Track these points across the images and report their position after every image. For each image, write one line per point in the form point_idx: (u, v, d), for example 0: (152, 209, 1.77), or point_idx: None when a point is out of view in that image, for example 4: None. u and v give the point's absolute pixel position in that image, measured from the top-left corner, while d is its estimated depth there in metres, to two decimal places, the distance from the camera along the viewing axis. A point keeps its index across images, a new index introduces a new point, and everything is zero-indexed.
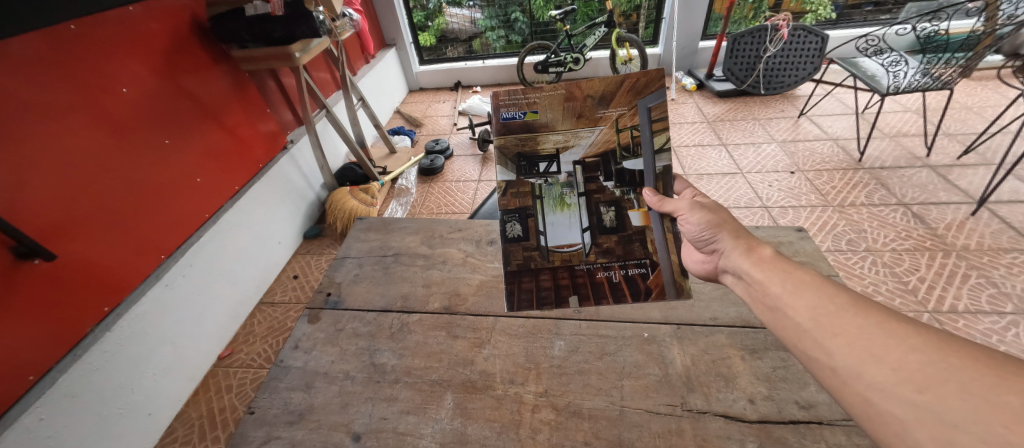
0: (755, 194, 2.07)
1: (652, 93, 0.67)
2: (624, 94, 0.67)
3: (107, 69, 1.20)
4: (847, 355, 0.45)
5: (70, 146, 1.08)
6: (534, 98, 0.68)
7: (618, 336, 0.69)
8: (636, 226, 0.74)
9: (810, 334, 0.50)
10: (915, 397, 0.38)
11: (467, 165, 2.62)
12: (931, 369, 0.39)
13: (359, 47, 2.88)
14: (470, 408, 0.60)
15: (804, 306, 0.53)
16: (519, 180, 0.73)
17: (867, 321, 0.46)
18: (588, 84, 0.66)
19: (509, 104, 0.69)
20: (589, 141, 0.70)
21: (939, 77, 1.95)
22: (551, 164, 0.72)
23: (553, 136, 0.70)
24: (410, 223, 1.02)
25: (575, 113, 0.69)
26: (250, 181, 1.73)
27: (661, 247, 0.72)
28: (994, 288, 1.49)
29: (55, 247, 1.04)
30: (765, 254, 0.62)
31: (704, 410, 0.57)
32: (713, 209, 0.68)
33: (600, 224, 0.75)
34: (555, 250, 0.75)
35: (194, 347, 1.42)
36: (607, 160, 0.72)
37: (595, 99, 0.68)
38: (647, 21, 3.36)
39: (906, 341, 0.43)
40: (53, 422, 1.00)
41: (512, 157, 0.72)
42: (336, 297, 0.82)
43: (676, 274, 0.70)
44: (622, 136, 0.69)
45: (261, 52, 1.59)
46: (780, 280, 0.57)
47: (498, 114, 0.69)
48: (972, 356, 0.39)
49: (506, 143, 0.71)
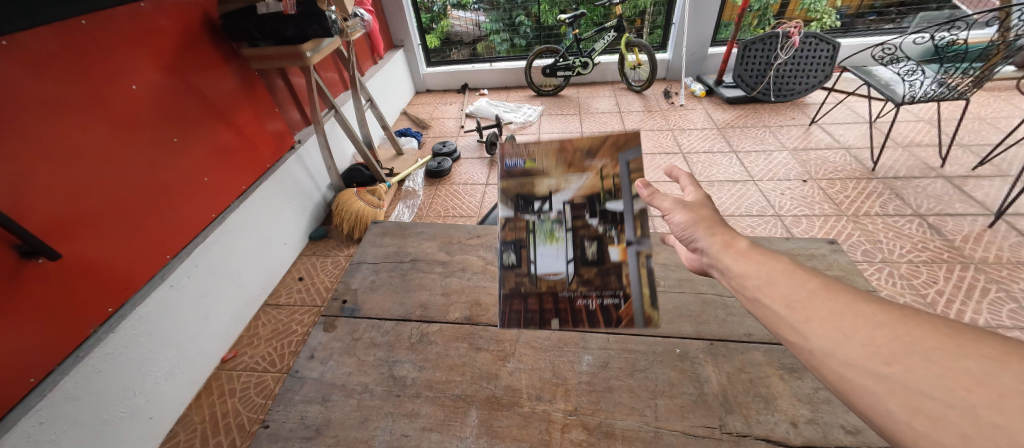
0: (767, 202, 2.04)
1: (631, 148, 0.64)
2: (608, 148, 0.64)
3: (117, 65, 1.18)
4: (821, 335, 0.42)
5: (78, 144, 1.06)
6: (531, 150, 0.66)
7: (649, 352, 0.67)
8: (614, 260, 0.65)
9: (786, 320, 0.46)
10: (883, 370, 0.37)
11: (474, 168, 2.59)
12: (895, 342, 0.38)
13: (369, 48, 2.87)
14: (497, 426, 0.57)
15: (777, 291, 0.48)
16: (517, 217, 0.68)
17: (839, 304, 0.43)
18: (577, 140, 0.64)
19: (512, 153, 0.67)
20: (578, 184, 0.66)
21: (955, 87, 1.89)
22: (543, 203, 0.67)
23: (545, 180, 0.67)
24: (428, 228, 1.00)
25: (566, 162, 0.65)
26: (257, 181, 1.71)
27: (634, 276, 0.64)
28: (1015, 302, 1.46)
29: (59, 247, 1.01)
30: (741, 247, 0.55)
31: (744, 433, 0.54)
32: (697, 206, 0.61)
33: (583, 256, 0.66)
34: (544, 277, 0.67)
35: (198, 350, 1.39)
36: (593, 201, 0.66)
37: (583, 152, 0.65)
38: (652, 26, 3.36)
39: (872, 319, 0.41)
40: (52, 425, 0.97)
41: (511, 197, 0.68)
42: (352, 305, 0.80)
43: (643, 300, 0.63)
44: (608, 176, 0.65)
45: (271, 51, 1.58)
46: (756, 270, 0.51)
47: (502, 160, 0.68)
48: (929, 325, 0.38)
49: (508, 186, 0.68)
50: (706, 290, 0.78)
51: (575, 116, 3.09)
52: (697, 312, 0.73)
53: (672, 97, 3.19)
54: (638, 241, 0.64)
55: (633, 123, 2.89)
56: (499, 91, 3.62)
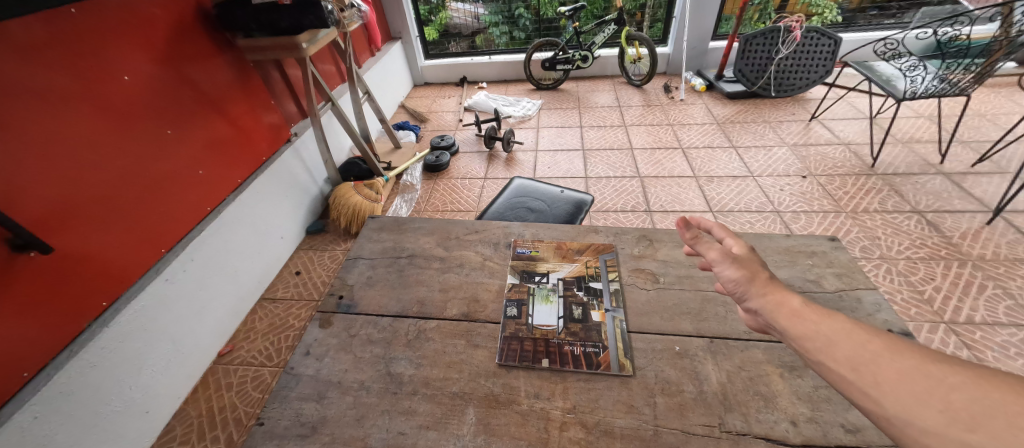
0: (766, 198, 2.04)
1: (606, 253, 0.88)
2: (590, 251, 0.89)
3: (109, 56, 1.15)
4: (895, 401, 0.39)
5: (70, 135, 1.04)
6: (536, 245, 0.91)
7: (648, 349, 0.66)
8: (594, 320, 0.72)
9: (852, 383, 0.42)
10: (968, 438, 0.33)
11: (473, 162, 2.58)
12: (976, 407, 0.35)
13: (366, 40, 2.83)
14: (493, 424, 0.57)
15: (839, 351, 0.45)
16: (520, 283, 0.80)
17: (905, 364, 0.40)
18: (569, 243, 0.92)
19: (524, 244, 0.91)
20: (569, 268, 0.84)
21: (956, 84, 1.88)
22: (542, 276, 0.82)
23: (545, 264, 0.85)
24: (426, 223, 0.99)
25: (561, 254, 0.88)
26: (253, 175, 1.69)
27: (612, 335, 0.69)
28: (1011, 300, 1.46)
29: (52, 239, 0.99)
30: (795, 306, 0.51)
31: (743, 432, 0.54)
32: (747, 262, 0.58)
33: (570, 315, 0.73)
34: (539, 327, 0.71)
35: (193, 344, 1.38)
36: (580, 280, 0.81)
37: (574, 250, 0.89)
38: (653, 20, 3.31)
39: (943, 381, 0.38)
40: (47, 420, 0.96)
41: (518, 269, 0.84)
42: (348, 300, 0.79)
43: (620, 351, 0.66)
44: (591, 266, 0.84)
45: (266, 42, 1.56)
46: (814, 331, 0.48)
47: (515, 248, 0.90)
48: (1015, 389, 0.34)
49: (516, 263, 0.85)
50: (706, 287, 0.78)
51: (574, 110, 3.06)
52: (696, 309, 0.73)
53: (672, 91, 3.16)
54: (614, 309, 0.74)
55: (633, 118, 2.87)
56: (497, 85, 3.59)
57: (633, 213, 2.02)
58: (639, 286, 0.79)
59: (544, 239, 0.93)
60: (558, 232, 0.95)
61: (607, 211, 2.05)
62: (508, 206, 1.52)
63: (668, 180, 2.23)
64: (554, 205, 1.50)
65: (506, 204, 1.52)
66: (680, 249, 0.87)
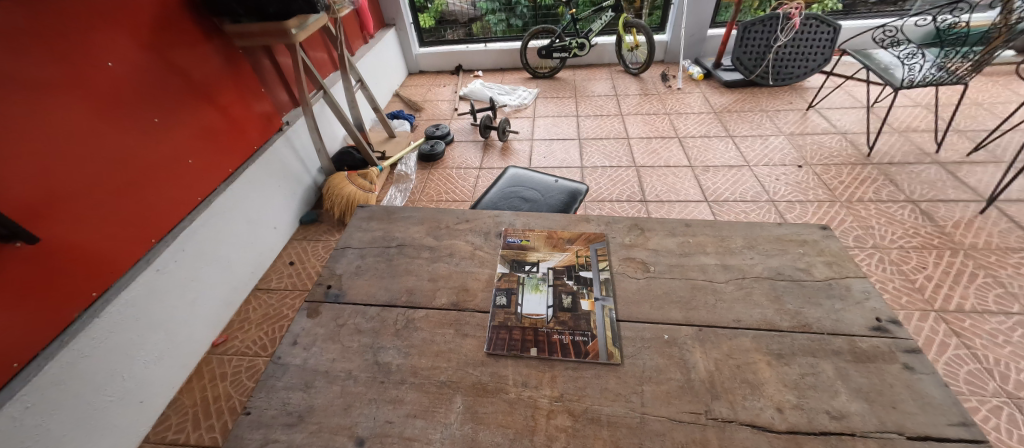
0: (762, 188, 2.03)
1: (597, 242, 0.87)
2: (581, 240, 0.88)
3: (93, 41, 1.12)
4: None
5: (55, 123, 1.02)
6: (527, 234, 0.90)
7: (637, 337, 0.66)
8: (584, 310, 0.72)
9: None
10: None
11: (468, 151, 2.56)
12: None
13: (358, 27, 2.77)
14: (481, 413, 0.57)
15: None
16: (511, 272, 0.80)
17: None
18: (560, 232, 0.91)
19: (514, 233, 0.91)
20: (559, 257, 0.83)
21: (954, 72, 1.85)
22: (533, 266, 0.81)
23: (536, 253, 0.85)
24: (416, 213, 0.98)
25: (552, 243, 0.87)
26: (244, 164, 1.67)
27: (601, 324, 0.69)
28: (1001, 288, 1.48)
29: (36, 229, 0.97)
30: None
31: (729, 419, 0.54)
32: None
33: (559, 304, 0.73)
34: (529, 316, 0.71)
35: (187, 334, 1.38)
36: (569, 270, 0.80)
37: (565, 239, 0.88)
38: (652, 7, 3.26)
39: None
40: (40, 410, 0.95)
41: (508, 259, 0.83)
42: (337, 289, 0.79)
43: (609, 340, 0.66)
44: (581, 255, 0.84)
45: (255, 27, 1.52)
46: None
47: (506, 237, 0.89)
48: None
49: (507, 252, 0.85)
50: (696, 276, 0.78)
51: (571, 99, 3.02)
52: (686, 297, 0.73)
53: (669, 80, 3.13)
54: (603, 298, 0.74)
55: (630, 107, 2.84)
56: (493, 73, 3.54)
57: (629, 203, 2.02)
58: (628, 275, 0.78)
59: (535, 229, 0.92)
60: (550, 222, 0.95)
61: (603, 201, 2.04)
62: (502, 196, 1.51)
63: (663, 170, 2.22)
64: (548, 195, 1.48)
65: (499, 194, 1.51)
66: (671, 238, 0.87)
